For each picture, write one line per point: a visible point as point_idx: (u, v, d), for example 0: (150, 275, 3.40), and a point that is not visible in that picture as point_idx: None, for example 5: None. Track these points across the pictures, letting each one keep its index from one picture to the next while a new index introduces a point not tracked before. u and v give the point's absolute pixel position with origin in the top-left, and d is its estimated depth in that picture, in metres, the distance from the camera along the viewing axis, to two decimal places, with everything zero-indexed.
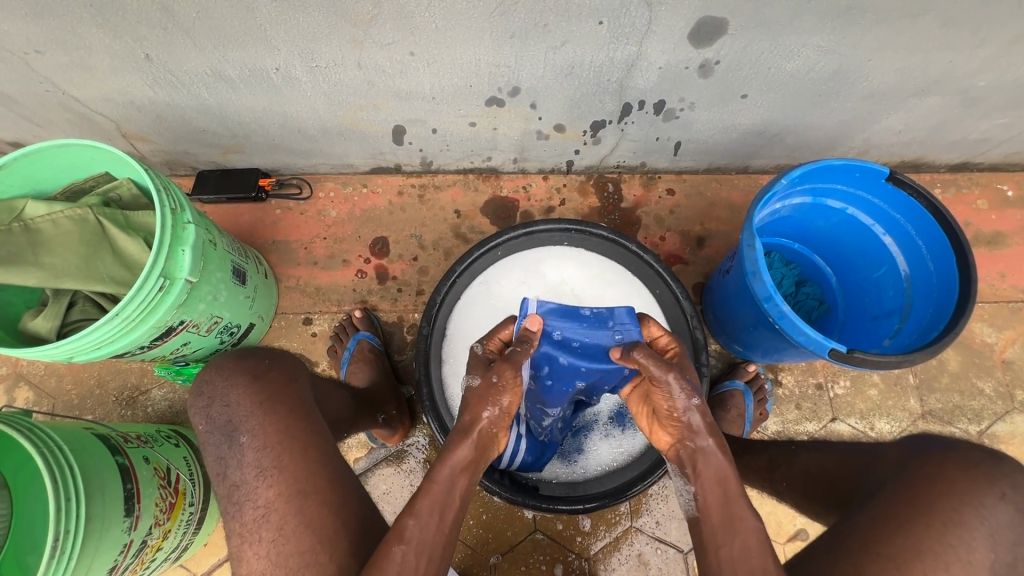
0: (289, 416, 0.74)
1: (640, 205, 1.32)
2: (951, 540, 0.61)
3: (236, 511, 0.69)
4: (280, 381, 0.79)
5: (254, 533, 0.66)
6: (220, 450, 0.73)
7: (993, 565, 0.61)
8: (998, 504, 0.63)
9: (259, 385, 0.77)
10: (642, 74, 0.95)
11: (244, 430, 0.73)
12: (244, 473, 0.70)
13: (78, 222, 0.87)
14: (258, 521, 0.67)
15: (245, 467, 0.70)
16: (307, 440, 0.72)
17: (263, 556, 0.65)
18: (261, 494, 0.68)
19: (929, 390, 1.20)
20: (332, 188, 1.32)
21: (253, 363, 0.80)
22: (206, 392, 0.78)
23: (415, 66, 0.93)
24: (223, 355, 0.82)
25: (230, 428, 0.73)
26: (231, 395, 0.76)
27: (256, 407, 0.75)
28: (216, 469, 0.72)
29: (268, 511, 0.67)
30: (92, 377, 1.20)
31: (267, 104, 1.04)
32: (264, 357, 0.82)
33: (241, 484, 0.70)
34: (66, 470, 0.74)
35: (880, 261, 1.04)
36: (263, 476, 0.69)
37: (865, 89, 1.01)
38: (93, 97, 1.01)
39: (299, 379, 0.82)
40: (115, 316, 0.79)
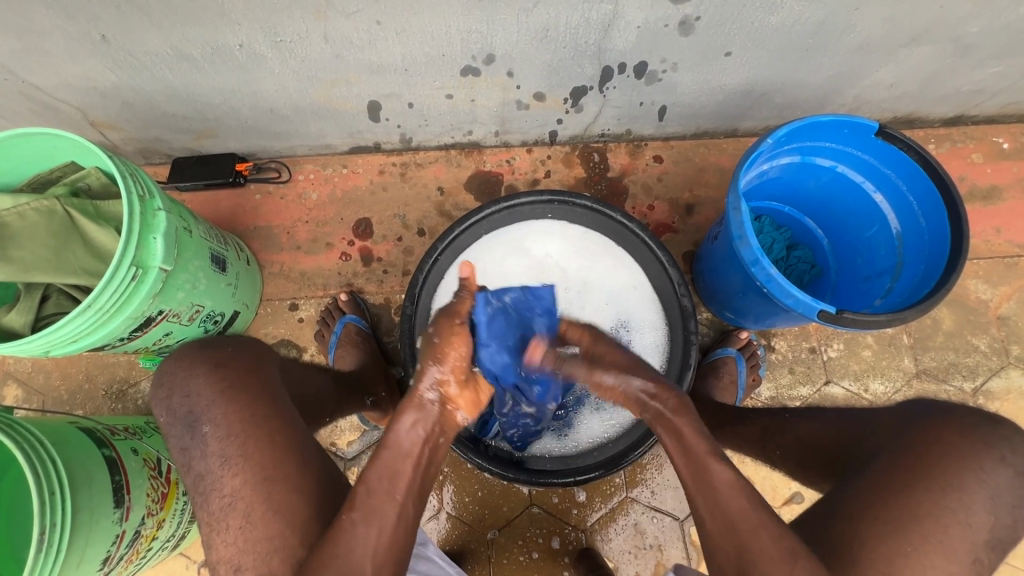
0: (255, 403, 0.73)
1: (627, 173, 1.29)
2: (950, 505, 0.60)
3: (202, 501, 0.68)
4: (245, 367, 0.78)
5: (222, 521, 0.66)
6: (182, 442, 0.72)
7: (992, 530, 0.60)
8: (998, 468, 0.62)
9: (220, 373, 0.76)
10: (620, 34, 0.92)
11: (205, 419, 0.71)
12: (207, 463, 0.69)
13: (45, 214, 0.84)
14: (227, 507, 0.66)
15: (209, 457, 0.69)
16: (273, 427, 0.71)
17: (232, 543, 0.64)
18: (227, 483, 0.67)
19: (923, 349, 1.19)
20: (311, 170, 1.30)
21: (215, 352, 0.79)
22: (167, 383, 0.77)
23: (384, 36, 0.89)
24: (184, 346, 0.81)
25: (192, 418, 0.72)
26: (191, 385, 0.74)
27: (217, 394, 0.73)
28: (180, 460, 0.72)
29: (233, 500, 0.66)
30: (80, 373, 1.19)
31: (236, 84, 1.00)
32: (227, 345, 0.82)
33: (206, 474, 0.69)
34: (49, 464, 0.73)
35: (871, 219, 1.02)
36: (228, 465, 0.68)
37: (853, 41, 0.97)
38: (55, 84, 0.98)
39: (265, 367, 0.81)
40: (87, 307, 0.77)
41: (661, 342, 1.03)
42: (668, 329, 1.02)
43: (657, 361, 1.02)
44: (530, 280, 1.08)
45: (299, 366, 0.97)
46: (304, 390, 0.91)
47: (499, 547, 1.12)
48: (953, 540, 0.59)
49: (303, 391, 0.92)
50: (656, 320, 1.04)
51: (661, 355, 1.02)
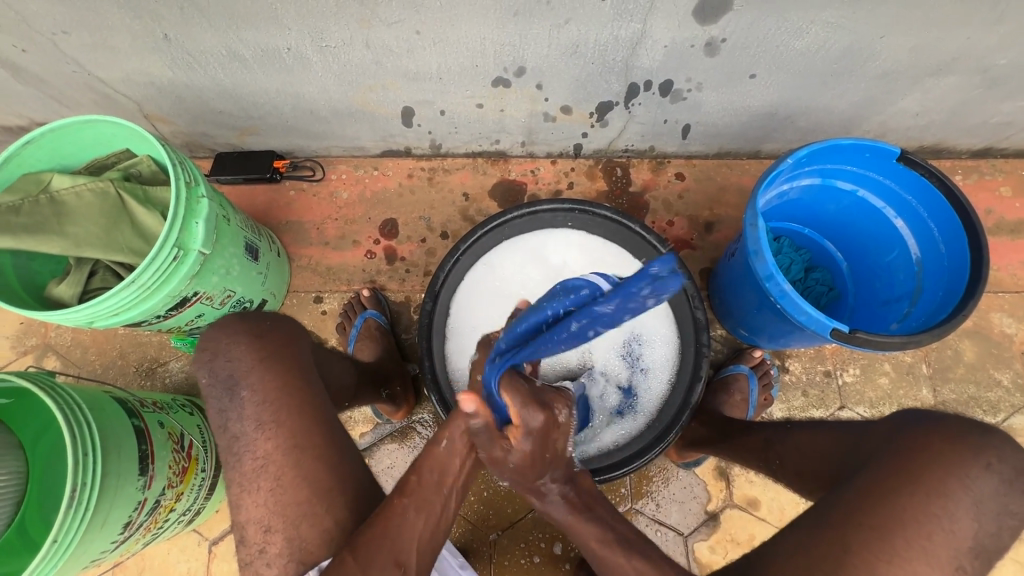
0: (292, 372, 0.73)
1: (648, 189, 1.32)
2: (934, 512, 0.58)
3: (235, 463, 0.69)
4: (283, 340, 0.76)
5: (253, 482, 0.68)
6: (220, 404, 0.72)
7: (977, 537, 0.58)
8: (983, 475, 0.59)
9: (263, 342, 0.74)
10: (647, 53, 0.95)
11: (245, 384, 0.72)
12: (244, 426, 0.70)
13: (99, 195, 0.91)
14: (259, 470, 0.68)
15: (244, 420, 0.70)
16: (306, 399, 0.72)
17: (260, 504, 0.67)
18: (260, 446, 0.69)
19: (942, 379, 1.17)
20: (344, 171, 1.35)
21: (255, 323, 0.76)
22: (210, 346, 0.74)
23: (422, 45, 0.95)
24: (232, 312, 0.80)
25: (232, 382, 0.72)
26: (233, 350, 0.73)
27: (258, 361, 0.73)
28: (215, 422, 0.72)
29: (266, 463, 0.68)
30: (115, 349, 1.25)
31: (280, 85, 1.07)
32: (267, 317, 0.78)
33: (241, 436, 0.70)
34: (85, 427, 0.78)
35: (891, 244, 1.02)
36: (262, 429, 0.69)
37: (879, 69, 0.99)
38: (118, 78, 1.06)
39: (303, 340, 0.80)
40: (131, 282, 0.83)
41: (672, 357, 1.04)
42: (681, 343, 1.03)
43: (666, 375, 1.03)
44: (545, 287, 1.10)
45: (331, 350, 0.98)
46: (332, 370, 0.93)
47: (501, 548, 1.13)
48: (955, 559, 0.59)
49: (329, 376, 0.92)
50: (669, 334, 1.05)
51: (671, 370, 1.03)
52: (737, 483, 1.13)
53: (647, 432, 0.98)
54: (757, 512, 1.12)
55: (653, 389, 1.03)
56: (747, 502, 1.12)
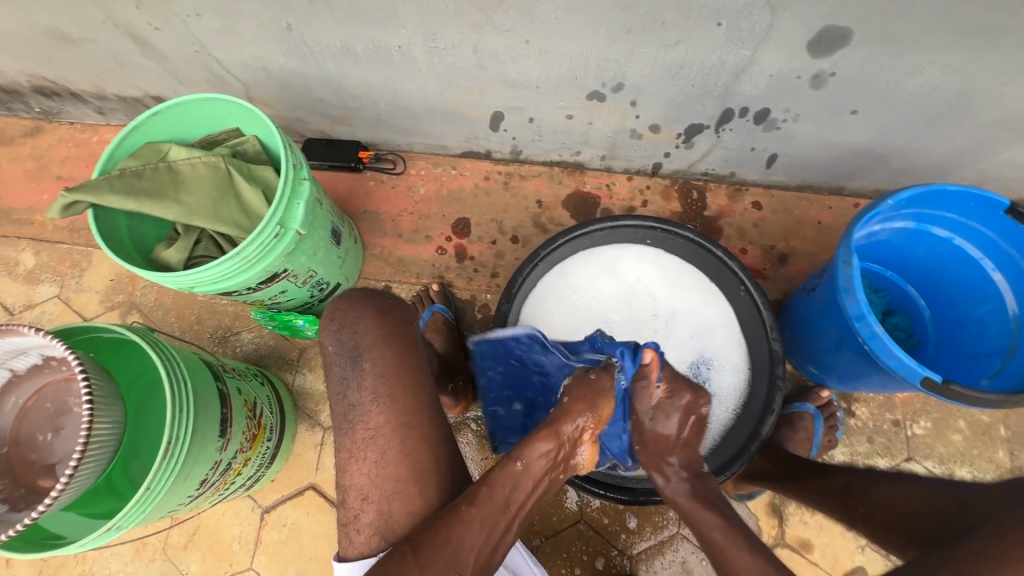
0: (409, 352, 0.77)
1: (724, 214, 1.31)
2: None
3: (347, 430, 0.73)
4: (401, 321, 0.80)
5: (361, 451, 0.71)
6: (342, 372, 0.75)
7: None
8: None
9: (386, 319, 0.78)
10: (750, 80, 0.95)
11: (366, 356, 0.75)
12: (360, 396, 0.73)
13: (211, 168, 0.97)
14: (369, 441, 0.71)
15: (361, 391, 0.73)
16: (419, 380, 0.75)
17: (364, 473, 0.71)
18: (372, 418, 0.72)
19: (1021, 444, 1.12)
20: (423, 167, 1.39)
21: (380, 300, 0.81)
22: (338, 316, 0.79)
23: (527, 54, 0.97)
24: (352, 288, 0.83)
25: (355, 353, 0.76)
26: (359, 324, 0.77)
27: (381, 337, 0.76)
28: (334, 389, 0.75)
29: (375, 435, 0.71)
30: (193, 314, 1.32)
31: (382, 80, 1.11)
32: (389, 296, 0.83)
33: (356, 406, 0.73)
34: (182, 384, 0.82)
35: (984, 297, 0.99)
36: (377, 402, 0.72)
37: (990, 116, 0.96)
38: (234, 61, 1.12)
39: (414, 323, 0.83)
40: (237, 254, 0.88)
41: (740, 387, 1.03)
42: (751, 375, 1.02)
43: (732, 404, 1.02)
44: (617, 301, 1.10)
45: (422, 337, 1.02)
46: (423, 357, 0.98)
47: (542, 555, 1.13)
48: None
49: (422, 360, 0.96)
50: (739, 364, 1.04)
51: (737, 400, 1.02)
52: (790, 522, 1.10)
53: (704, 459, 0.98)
54: (809, 555, 1.09)
55: (717, 416, 1.02)
56: (800, 544, 1.09)
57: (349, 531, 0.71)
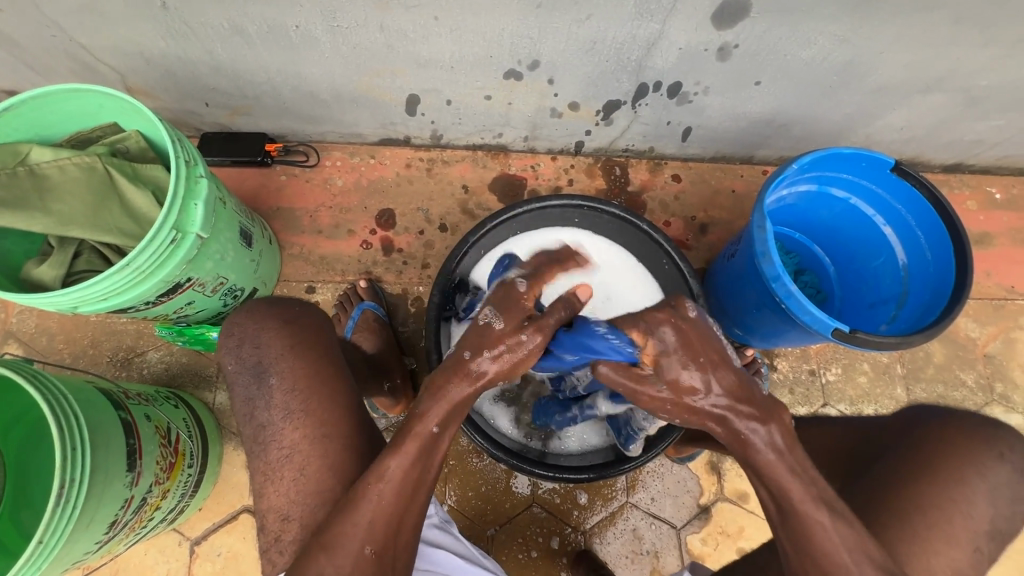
0: (320, 361, 0.76)
1: (646, 189, 1.34)
2: (954, 496, 0.64)
3: (261, 450, 0.71)
4: (311, 330, 0.79)
5: (276, 471, 0.69)
6: (249, 391, 0.73)
7: (992, 520, 0.64)
8: (997, 464, 0.66)
9: (291, 329, 0.77)
10: (661, 54, 0.97)
11: (273, 372, 0.74)
12: (271, 414, 0.72)
13: (86, 170, 0.85)
14: (285, 459, 0.69)
15: (271, 408, 0.72)
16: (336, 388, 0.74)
17: (284, 492, 0.68)
18: (286, 436, 0.71)
19: (915, 379, 1.24)
20: (339, 157, 1.31)
21: (284, 310, 0.80)
22: (237, 332, 0.77)
23: (438, 32, 0.92)
24: (252, 301, 0.82)
25: (260, 369, 0.74)
26: (261, 338, 0.76)
27: (287, 348, 0.75)
28: (241, 410, 0.73)
29: (292, 452, 0.69)
30: (86, 338, 1.17)
31: (282, 65, 1.02)
32: (295, 304, 0.82)
33: (267, 425, 0.71)
34: (73, 419, 0.72)
35: (878, 250, 1.08)
36: (290, 418, 0.71)
37: (873, 83, 1.04)
38: (103, 46, 0.98)
39: (326, 332, 0.81)
40: (126, 267, 0.78)
41: None
42: None
43: None
44: None
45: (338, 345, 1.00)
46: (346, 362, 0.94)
47: (498, 543, 1.12)
48: (956, 529, 0.63)
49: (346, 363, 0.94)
50: None
51: None
52: (728, 477, 1.17)
53: None
54: (746, 505, 1.16)
55: None
56: (738, 496, 1.16)
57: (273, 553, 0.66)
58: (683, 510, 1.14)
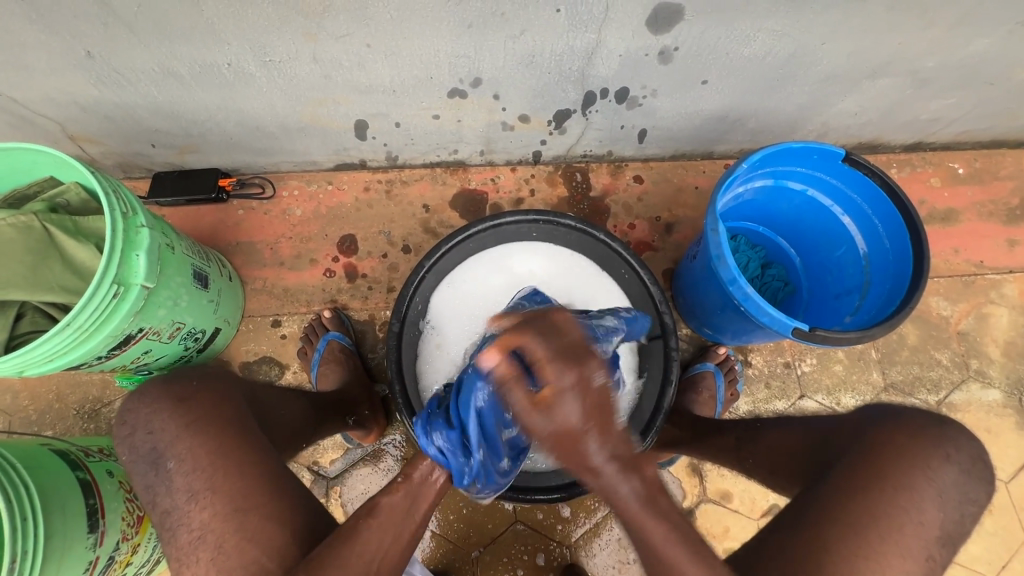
0: (222, 437, 0.71)
1: (609, 193, 1.33)
2: (901, 504, 0.63)
3: (169, 538, 0.67)
4: (212, 401, 0.74)
5: (191, 554, 0.65)
6: (146, 479, 0.69)
7: (941, 525, 0.63)
8: (943, 466, 0.65)
9: (186, 406, 0.72)
10: (603, 62, 0.95)
11: (170, 455, 0.69)
12: (174, 498, 0.67)
13: (22, 230, 0.83)
14: (197, 541, 0.65)
15: (175, 492, 0.67)
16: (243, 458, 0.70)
17: (202, 574, 0.64)
18: (195, 518, 0.66)
19: (890, 363, 1.24)
20: (295, 187, 1.29)
21: (181, 386, 0.75)
22: (130, 419, 0.72)
23: (373, 58, 0.91)
24: (151, 377, 0.78)
25: (156, 455, 0.70)
26: (154, 422, 0.71)
27: (183, 429, 0.70)
28: (144, 498, 0.70)
29: (204, 533, 0.65)
30: (51, 392, 1.15)
31: (221, 102, 1.00)
32: (194, 376, 0.78)
33: (173, 510, 0.67)
34: (22, 488, 0.71)
35: (839, 240, 1.07)
36: (195, 499, 0.67)
37: (820, 73, 1.03)
38: (35, 98, 0.96)
39: (234, 398, 0.78)
40: (66, 326, 0.76)
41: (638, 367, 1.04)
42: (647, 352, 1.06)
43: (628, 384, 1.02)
44: (508, 298, 1.09)
45: (275, 390, 0.94)
46: (281, 410, 0.90)
47: (484, 564, 1.11)
48: (906, 537, 0.62)
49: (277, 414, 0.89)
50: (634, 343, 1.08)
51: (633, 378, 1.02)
52: (710, 478, 1.16)
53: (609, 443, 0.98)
54: (730, 504, 1.15)
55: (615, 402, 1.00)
56: (720, 496, 1.15)
57: None
58: None
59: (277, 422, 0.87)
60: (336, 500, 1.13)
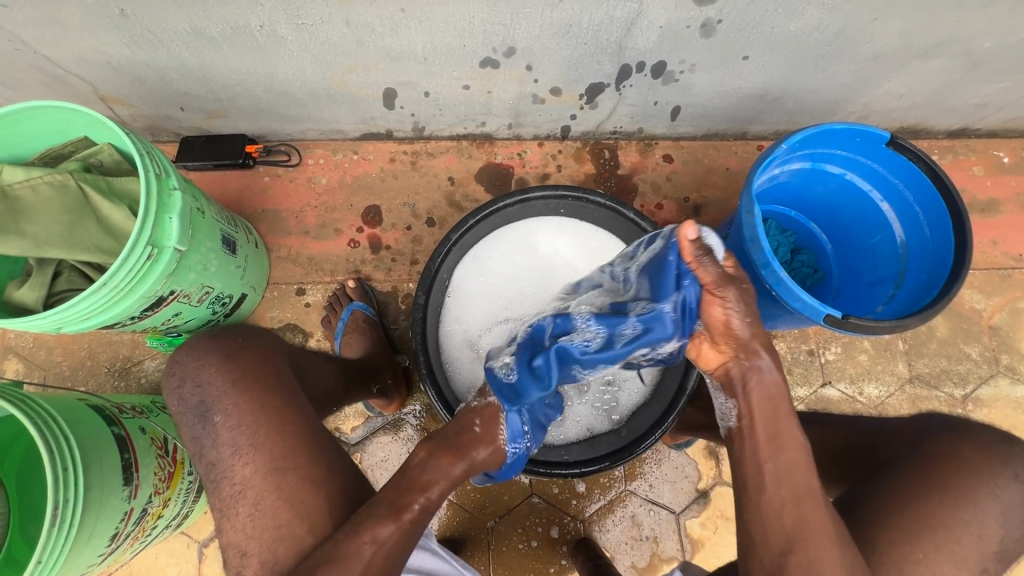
0: (266, 394, 0.74)
1: (636, 171, 1.30)
2: (963, 517, 0.62)
3: (214, 489, 0.70)
4: (257, 358, 0.78)
5: (232, 508, 0.68)
6: (194, 431, 0.73)
7: (1002, 541, 0.62)
8: (1010, 483, 0.64)
9: (233, 362, 0.76)
10: (641, 33, 0.92)
11: (217, 410, 0.73)
12: (220, 451, 0.71)
13: (59, 189, 0.84)
14: (238, 495, 0.68)
15: (220, 446, 0.71)
16: (281, 419, 0.72)
17: (240, 529, 0.67)
18: (238, 472, 0.70)
19: (917, 355, 1.22)
20: (321, 155, 1.29)
21: (226, 342, 0.79)
22: (179, 371, 0.78)
23: (406, 24, 0.89)
24: (197, 334, 0.82)
25: (203, 408, 0.74)
26: (203, 375, 0.76)
27: (230, 384, 0.74)
28: (192, 449, 0.74)
29: (244, 488, 0.68)
30: (83, 349, 1.18)
31: (251, 66, 0.99)
32: (238, 336, 0.82)
33: (218, 463, 0.71)
34: (62, 440, 0.74)
35: (876, 227, 1.04)
36: (239, 455, 0.70)
37: (868, 52, 0.98)
38: (68, 57, 0.96)
39: (275, 355, 0.81)
40: (102, 285, 0.77)
41: None
42: None
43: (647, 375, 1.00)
44: (532, 280, 1.08)
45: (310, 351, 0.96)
46: (316, 371, 0.92)
47: (499, 534, 1.14)
48: (963, 549, 0.61)
49: (310, 377, 0.90)
50: None
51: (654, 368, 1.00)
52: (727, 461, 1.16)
53: (615, 435, 0.97)
54: None
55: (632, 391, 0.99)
56: None
57: (269, 562, 0.64)
58: (682, 495, 1.15)
59: (310, 384, 0.89)
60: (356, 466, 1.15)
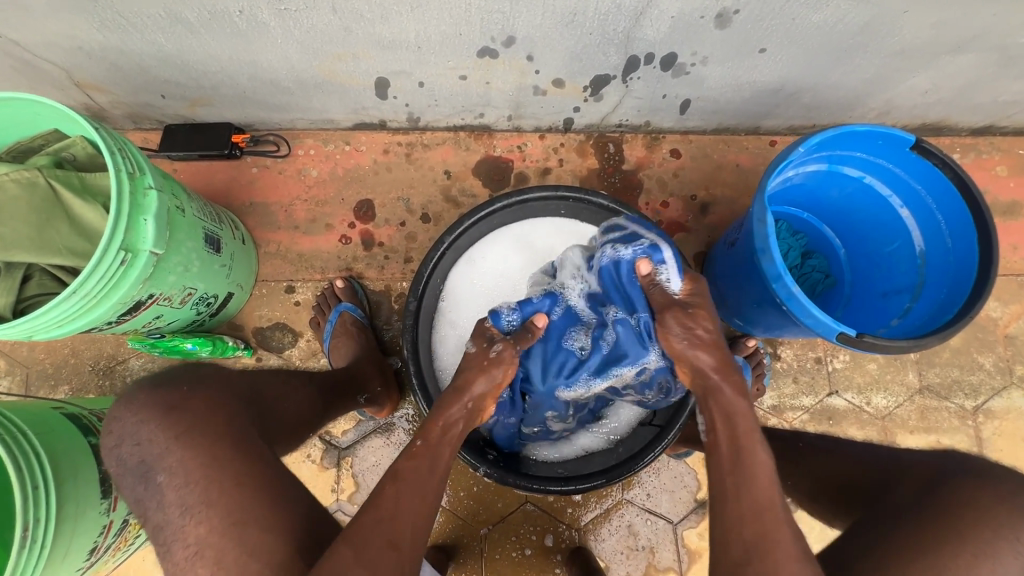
0: (215, 447, 0.67)
1: (642, 167, 1.24)
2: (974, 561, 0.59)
3: (166, 552, 0.64)
4: (202, 407, 0.71)
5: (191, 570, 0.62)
6: (135, 491, 0.67)
7: None
8: None
9: (173, 416, 0.68)
10: (651, 23, 0.85)
11: (160, 468, 0.66)
12: (168, 513, 0.65)
13: (27, 186, 0.79)
14: (195, 557, 0.62)
15: (167, 507, 0.65)
16: (238, 471, 0.66)
17: None
18: (191, 532, 0.64)
19: (928, 364, 1.18)
20: (312, 146, 1.23)
21: (169, 393, 0.71)
22: (116, 429, 0.70)
23: (397, 11, 0.82)
24: (135, 385, 0.73)
25: (145, 468, 0.66)
26: (143, 432, 0.68)
27: (172, 441, 0.67)
28: (137, 510, 0.67)
29: (201, 548, 0.63)
30: (66, 346, 1.15)
31: (233, 53, 0.93)
32: (183, 384, 0.74)
33: (166, 524, 0.65)
34: (33, 457, 0.70)
35: (894, 234, 0.98)
36: (190, 514, 0.64)
37: (894, 46, 0.91)
38: (37, 42, 0.90)
39: (226, 401, 0.74)
40: (73, 292, 0.72)
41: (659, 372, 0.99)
42: None
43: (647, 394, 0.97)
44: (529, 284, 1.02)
45: (276, 377, 0.89)
46: (285, 402, 0.85)
47: (492, 541, 1.11)
48: None
49: (280, 408, 0.83)
50: None
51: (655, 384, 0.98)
52: None
53: (610, 455, 0.95)
54: None
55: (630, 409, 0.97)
56: None
57: None
58: (680, 505, 1.12)
59: (280, 414, 0.82)
60: (346, 470, 1.13)
